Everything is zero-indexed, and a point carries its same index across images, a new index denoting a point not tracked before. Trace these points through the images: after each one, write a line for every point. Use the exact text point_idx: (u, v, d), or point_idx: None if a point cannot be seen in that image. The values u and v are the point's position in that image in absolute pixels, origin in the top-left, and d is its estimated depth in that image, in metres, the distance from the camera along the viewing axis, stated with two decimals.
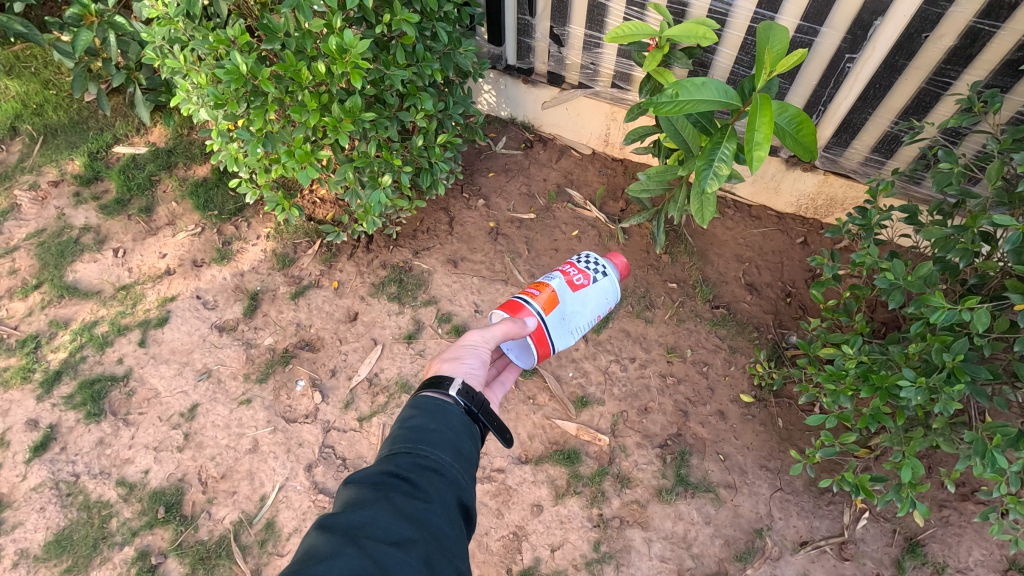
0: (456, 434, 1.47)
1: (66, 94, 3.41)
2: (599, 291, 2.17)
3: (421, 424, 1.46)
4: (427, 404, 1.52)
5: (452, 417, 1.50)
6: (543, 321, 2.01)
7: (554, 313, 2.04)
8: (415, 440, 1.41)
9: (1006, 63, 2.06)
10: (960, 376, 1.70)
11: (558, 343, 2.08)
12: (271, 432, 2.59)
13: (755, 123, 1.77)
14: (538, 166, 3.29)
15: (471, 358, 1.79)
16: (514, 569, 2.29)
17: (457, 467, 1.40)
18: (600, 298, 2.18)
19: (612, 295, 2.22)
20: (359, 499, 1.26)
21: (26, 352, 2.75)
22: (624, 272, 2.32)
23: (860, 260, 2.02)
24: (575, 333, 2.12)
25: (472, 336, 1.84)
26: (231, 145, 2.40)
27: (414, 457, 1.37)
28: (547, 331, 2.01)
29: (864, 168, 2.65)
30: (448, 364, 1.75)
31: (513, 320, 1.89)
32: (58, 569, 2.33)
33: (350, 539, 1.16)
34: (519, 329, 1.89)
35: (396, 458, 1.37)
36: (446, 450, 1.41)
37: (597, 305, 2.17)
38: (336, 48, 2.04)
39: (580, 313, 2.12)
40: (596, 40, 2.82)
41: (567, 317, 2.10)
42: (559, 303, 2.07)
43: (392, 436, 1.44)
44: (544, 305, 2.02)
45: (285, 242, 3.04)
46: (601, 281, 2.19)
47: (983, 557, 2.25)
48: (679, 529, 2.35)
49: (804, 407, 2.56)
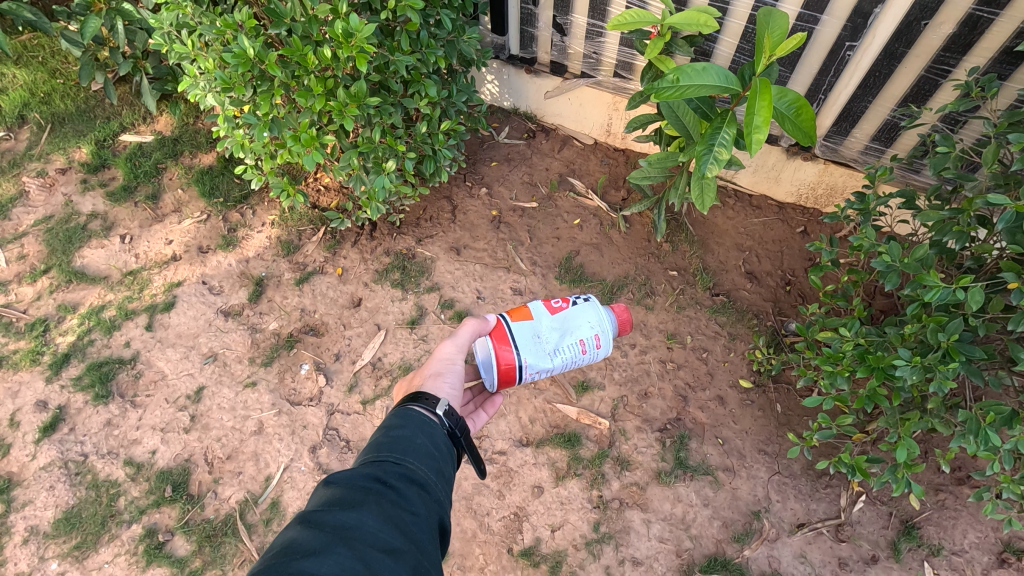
0: (439, 453, 1.46)
1: (72, 83, 3.47)
2: (583, 316, 1.93)
3: (406, 438, 1.44)
4: (412, 420, 1.51)
5: (436, 435, 1.50)
6: (507, 325, 1.87)
7: (523, 323, 1.88)
8: (400, 451, 1.39)
9: (1005, 51, 2.08)
10: (955, 356, 1.73)
11: (525, 352, 1.84)
12: (276, 415, 2.63)
13: (754, 107, 1.79)
14: (540, 155, 3.32)
15: (452, 376, 1.78)
16: (515, 549, 2.33)
17: (440, 485, 1.38)
18: (582, 322, 1.92)
19: (600, 324, 1.93)
20: (345, 499, 1.20)
21: (35, 335, 2.79)
22: (623, 312, 1.99)
23: (857, 244, 2.05)
24: (553, 354, 1.86)
25: (446, 348, 1.82)
26: (237, 131, 2.42)
27: (402, 467, 1.34)
28: (509, 331, 1.85)
29: (864, 156, 2.67)
30: (429, 381, 1.74)
31: (480, 318, 1.85)
32: (67, 546, 2.37)
33: (339, 537, 1.11)
34: (481, 325, 1.84)
35: (382, 465, 1.33)
36: (429, 466, 1.39)
37: (579, 329, 1.90)
38: (342, 32, 2.06)
39: (557, 334, 1.89)
40: (598, 29, 2.85)
41: (541, 335, 1.88)
42: (531, 316, 1.90)
43: (375, 445, 1.40)
44: (512, 312, 1.89)
45: (290, 229, 3.07)
46: (583, 305, 1.96)
47: (978, 539, 2.29)
48: (678, 511, 2.39)
49: (802, 392, 2.59)
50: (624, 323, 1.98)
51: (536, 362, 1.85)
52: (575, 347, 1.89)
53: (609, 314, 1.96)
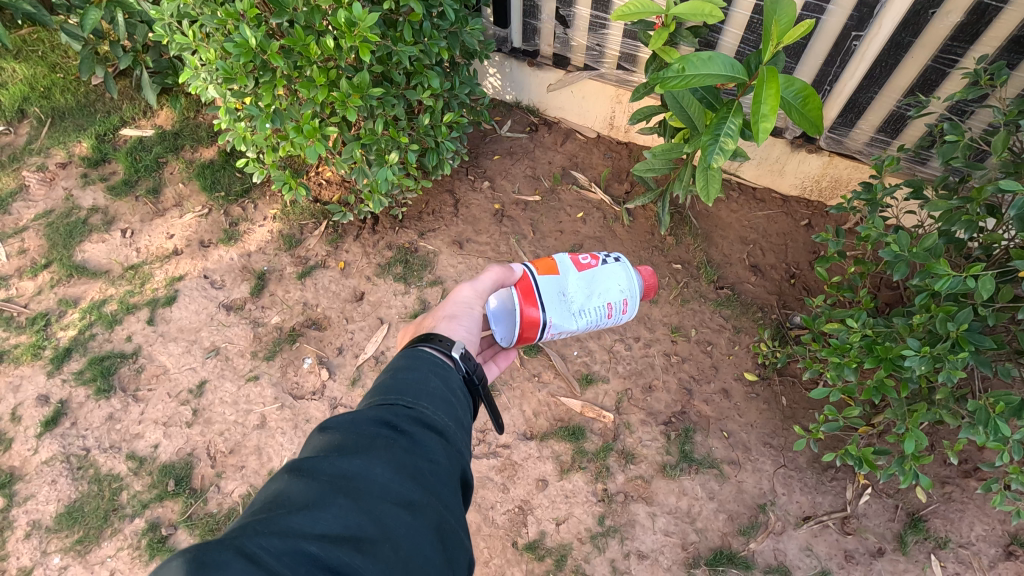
0: (454, 397, 1.39)
1: (72, 77, 3.46)
2: (614, 278, 2.00)
3: (419, 381, 1.36)
4: (425, 363, 1.43)
5: (450, 379, 1.43)
6: (535, 280, 1.90)
7: (550, 278, 1.93)
8: (412, 394, 1.32)
9: (1013, 40, 2.06)
10: (964, 345, 1.71)
11: (551, 312, 1.91)
12: (279, 409, 2.62)
13: (761, 95, 1.78)
14: (543, 149, 3.30)
15: (468, 319, 1.72)
16: (520, 543, 2.31)
17: (458, 432, 1.32)
18: (612, 286, 1.99)
19: (629, 289, 2.00)
20: (349, 446, 1.14)
21: (36, 330, 2.78)
22: (649, 277, 2.07)
23: (864, 234, 2.03)
24: (577, 315, 1.94)
25: (464, 292, 1.78)
26: (239, 123, 2.41)
27: (413, 411, 1.27)
28: (537, 287, 1.90)
29: (869, 148, 2.65)
30: (443, 322, 1.67)
31: (503, 267, 1.85)
32: (69, 540, 2.36)
33: (340, 489, 1.05)
34: (505, 273, 1.84)
35: (391, 409, 1.26)
36: (445, 412, 1.32)
37: (608, 292, 1.97)
38: (345, 21, 2.03)
39: (583, 295, 1.95)
40: (602, 21, 2.83)
41: (567, 295, 1.94)
42: (558, 272, 1.95)
43: (385, 387, 1.33)
44: (540, 267, 1.93)
45: (292, 223, 3.05)
46: (613, 266, 2.02)
47: (985, 532, 2.28)
48: (683, 504, 2.37)
49: (808, 385, 2.58)
50: (649, 287, 2.06)
51: (561, 322, 1.93)
52: (602, 310, 1.97)
53: (637, 277, 2.03)
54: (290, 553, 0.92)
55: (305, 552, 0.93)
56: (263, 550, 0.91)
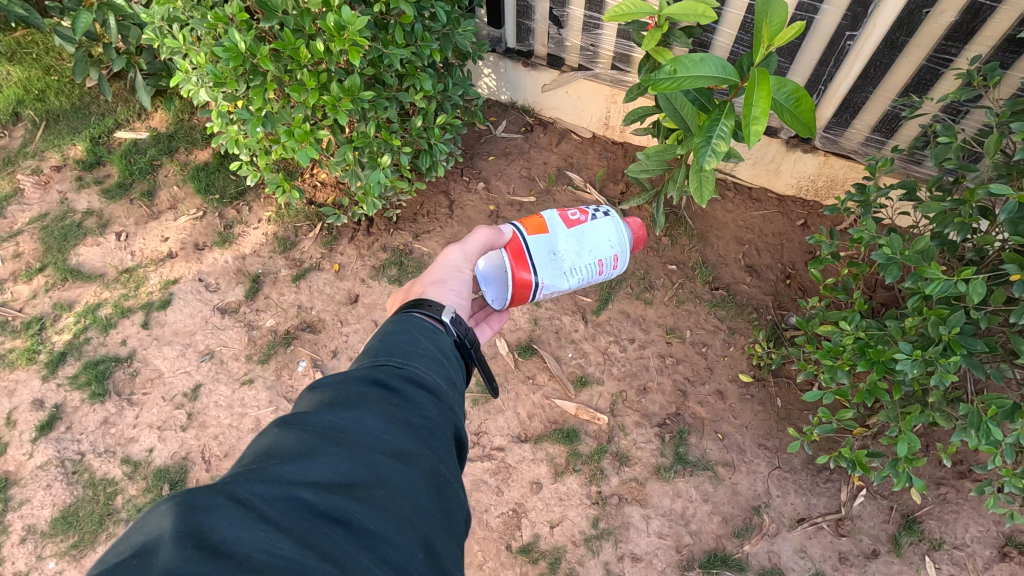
0: (447, 359, 1.35)
1: (67, 80, 3.45)
2: (604, 235, 2.00)
3: (409, 342, 1.32)
4: (415, 326, 1.39)
5: (442, 342, 1.39)
6: (524, 240, 1.89)
7: (540, 238, 1.92)
8: (404, 354, 1.27)
9: (1008, 39, 2.04)
10: (956, 349, 1.71)
11: (543, 273, 1.90)
12: (273, 412, 2.62)
13: (752, 97, 1.76)
14: (538, 149, 3.29)
15: (457, 283, 1.69)
16: (514, 546, 2.31)
17: (451, 393, 1.27)
18: (602, 242, 1.99)
19: (619, 243, 2.01)
20: (340, 398, 1.09)
21: (31, 334, 2.78)
22: (638, 230, 2.10)
23: (857, 236, 2.02)
24: (569, 274, 1.93)
25: (451, 256, 1.75)
26: (231, 127, 2.40)
27: (405, 369, 1.22)
28: (526, 248, 1.89)
29: (864, 148, 2.64)
30: (432, 288, 1.64)
31: (490, 230, 1.84)
32: (64, 545, 2.37)
33: (331, 438, 0.99)
34: (494, 235, 1.83)
35: (383, 365, 1.22)
36: (440, 372, 1.27)
37: (598, 248, 1.98)
38: (334, 25, 2.02)
39: (574, 253, 1.94)
40: (595, 21, 2.81)
41: (558, 253, 1.93)
42: (549, 232, 1.93)
43: (373, 350, 1.28)
44: (529, 226, 1.92)
45: (286, 225, 3.05)
46: (603, 221, 2.01)
47: (979, 533, 2.27)
48: (677, 506, 2.37)
49: (803, 386, 2.57)
50: (639, 240, 2.09)
51: (553, 283, 1.93)
52: (592, 267, 1.97)
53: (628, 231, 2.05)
54: (283, 499, 0.88)
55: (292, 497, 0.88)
56: (256, 497, 0.86)
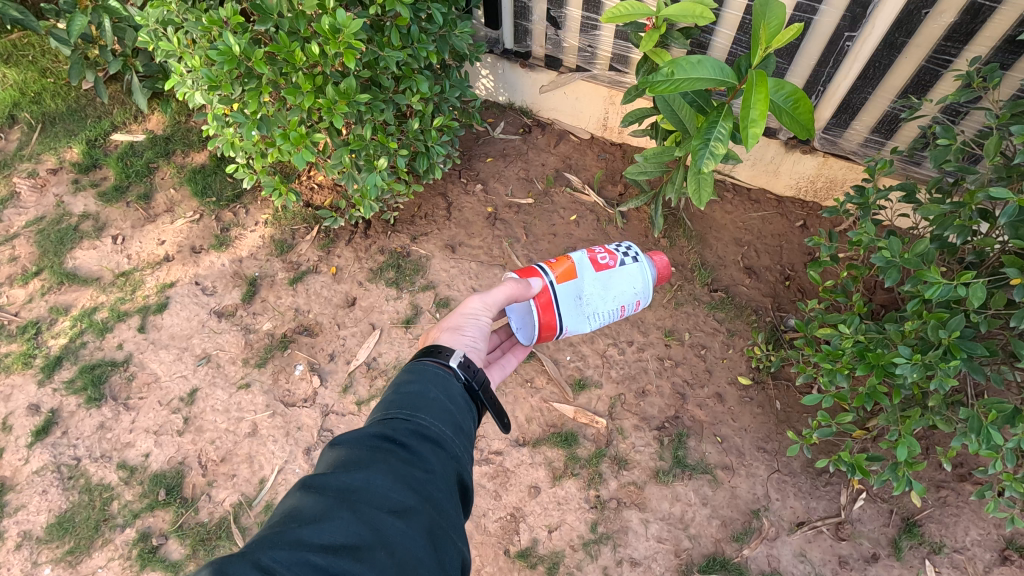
0: (456, 404, 1.46)
1: (63, 82, 3.43)
2: (629, 281, 2.06)
3: (419, 391, 1.43)
4: (427, 372, 1.50)
5: (451, 386, 1.49)
6: (552, 288, 1.96)
7: (567, 284, 1.98)
8: (413, 405, 1.39)
9: (1008, 40, 2.03)
10: (956, 353, 1.70)
11: (567, 318, 1.98)
12: (271, 416, 2.61)
13: (750, 100, 1.75)
14: (536, 151, 3.27)
15: (472, 329, 1.75)
16: (512, 550, 2.30)
17: (457, 440, 1.38)
18: (627, 288, 2.05)
19: (642, 289, 2.07)
20: (353, 459, 1.22)
21: (27, 338, 2.77)
22: (662, 268, 2.16)
23: (856, 239, 2.01)
24: (591, 318, 2.02)
25: (473, 303, 1.79)
26: (227, 130, 2.39)
27: (412, 423, 1.34)
28: (554, 295, 1.95)
29: (864, 149, 2.62)
30: (447, 334, 1.72)
31: (518, 282, 1.86)
32: (60, 551, 2.36)
33: (343, 502, 1.13)
34: (521, 289, 1.86)
35: (393, 420, 1.34)
36: (446, 420, 1.39)
37: (622, 294, 2.04)
38: (329, 28, 2.01)
39: (599, 298, 2.01)
40: (593, 22, 2.79)
41: (584, 298, 2.00)
42: (576, 278, 1.99)
43: (386, 401, 1.41)
44: (558, 271, 1.97)
45: (283, 228, 3.03)
46: (630, 267, 2.06)
47: (980, 537, 2.26)
48: (676, 510, 2.36)
49: (802, 389, 2.56)
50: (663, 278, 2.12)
51: (575, 327, 2.02)
52: (614, 312, 2.04)
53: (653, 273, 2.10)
54: (298, 563, 1.01)
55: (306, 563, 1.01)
56: (275, 563, 1.00)
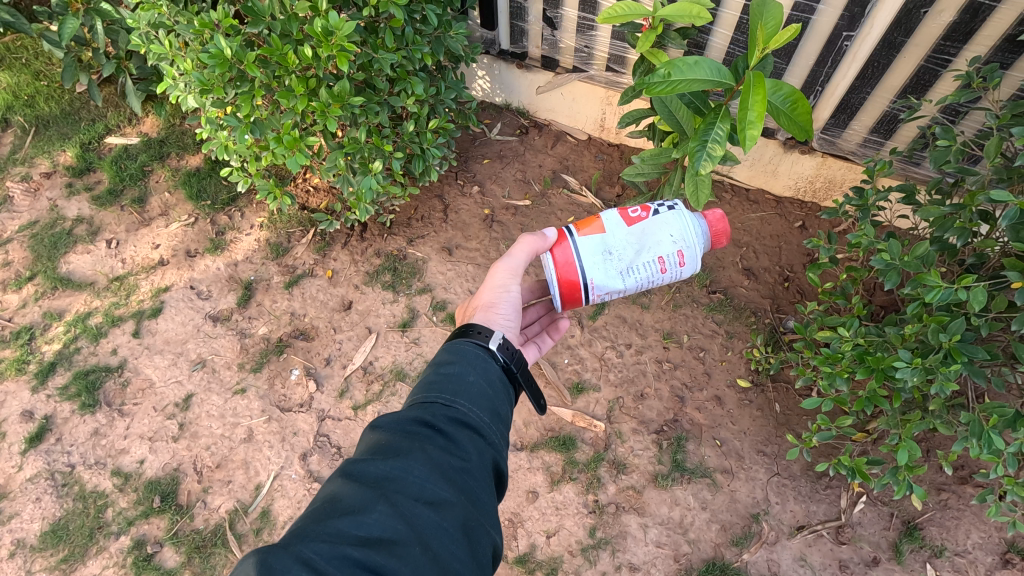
0: (494, 392, 1.44)
1: (57, 85, 3.40)
2: (664, 229, 1.74)
3: (457, 376, 1.43)
4: (465, 356, 1.49)
5: (490, 371, 1.48)
6: (574, 242, 1.74)
7: (592, 236, 1.74)
8: (451, 392, 1.38)
9: (1007, 39, 2.01)
10: (956, 357, 1.68)
11: (593, 272, 1.73)
12: (266, 421, 2.59)
13: (747, 102, 1.73)
14: (534, 152, 3.25)
15: (506, 306, 1.77)
16: (510, 556, 2.29)
17: (493, 427, 1.38)
18: (663, 236, 1.73)
19: (684, 238, 1.73)
20: (391, 448, 1.23)
21: (21, 344, 2.75)
22: (719, 223, 1.80)
23: (856, 241, 1.99)
24: (624, 273, 1.73)
25: (499, 274, 1.79)
26: (220, 133, 2.37)
27: (450, 411, 1.34)
28: (575, 249, 1.73)
29: (862, 149, 2.60)
30: (482, 314, 1.74)
31: (534, 235, 1.74)
32: (54, 559, 2.34)
33: (381, 493, 1.13)
34: (538, 243, 1.73)
35: (430, 408, 1.34)
36: (482, 408, 1.38)
37: (659, 244, 1.73)
38: (322, 30, 1.99)
39: (631, 250, 1.73)
40: (590, 22, 2.77)
41: (613, 251, 1.73)
42: (603, 230, 1.75)
43: (425, 383, 1.41)
44: (580, 225, 1.76)
45: (279, 231, 3.01)
46: (665, 215, 1.75)
47: (981, 540, 2.25)
48: (675, 514, 2.34)
49: (801, 391, 2.54)
50: (717, 233, 1.79)
51: (605, 283, 1.74)
52: (652, 265, 1.73)
53: (699, 225, 1.77)
54: (338, 557, 1.01)
55: (344, 556, 1.01)
56: (317, 555, 1.00)
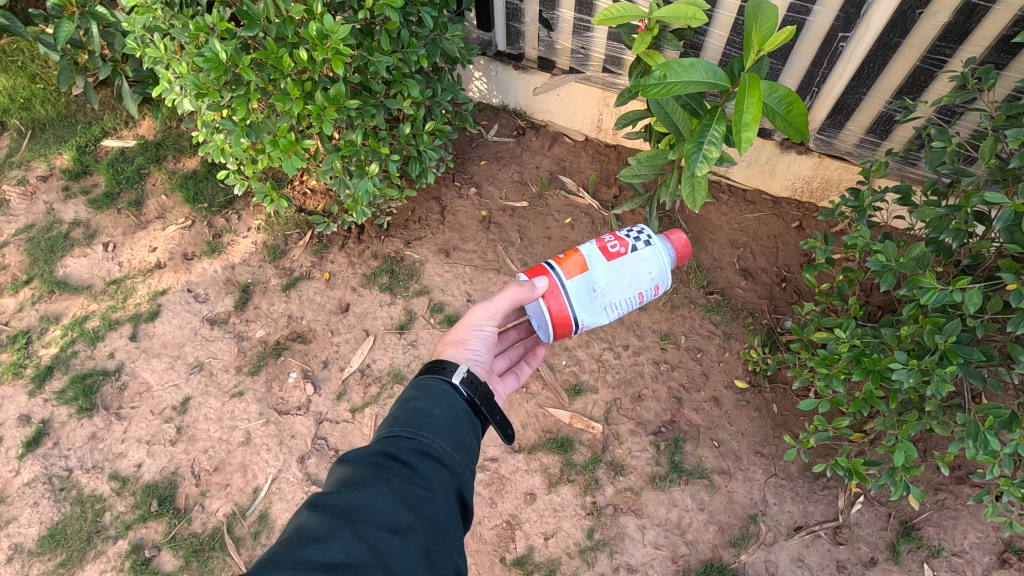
0: (460, 424, 1.46)
1: (53, 88, 3.38)
2: (643, 265, 1.87)
3: (423, 409, 1.45)
4: (431, 389, 1.51)
5: (456, 405, 1.50)
6: (561, 285, 1.81)
7: (577, 277, 1.82)
8: (417, 424, 1.40)
9: (1002, 40, 2.02)
10: (952, 358, 1.69)
11: (581, 311, 1.83)
12: (264, 424, 2.58)
13: (743, 104, 1.72)
14: (531, 153, 3.25)
15: (476, 343, 1.78)
16: (507, 558, 2.29)
17: (458, 457, 1.39)
18: (643, 272, 1.86)
19: (659, 273, 1.88)
20: (356, 480, 1.25)
21: (17, 348, 2.74)
22: (682, 247, 1.96)
23: (852, 242, 1.99)
24: (608, 308, 1.84)
25: (477, 313, 1.79)
26: (216, 136, 2.38)
27: (415, 442, 1.36)
28: (564, 292, 1.81)
29: (858, 149, 2.60)
30: (452, 348, 1.75)
31: (519, 286, 1.75)
32: (52, 563, 2.34)
33: (346, 521, 1.15)
34: (523, 294, 1.74)
35: (396, 440, 1.36)
36: (447, 439, 1.40)
37: (637, 280, 1.85)
38: (316, 33, 1.98)
39: (614, 285, 1.83)
40: (586, 23, 2.77)
41: (598, 288, 1.83)
42: (586, 269, 1.83)
43: (392, 417, 1.43)
44: (565, 266, 1.83)
45: (276, 234, 3.01)
46: (643, 251, 1.88)
47: (979, 540, 2.25)
48: (673, 516, 2.35)
49: (799, 392, 2.54)
50: (682, 256, 1.95)
51: (592, 318, 1.85)
52: (631, 298, 1.86)
53: (671, 255, 1.93)
54: None
55: None
56: None
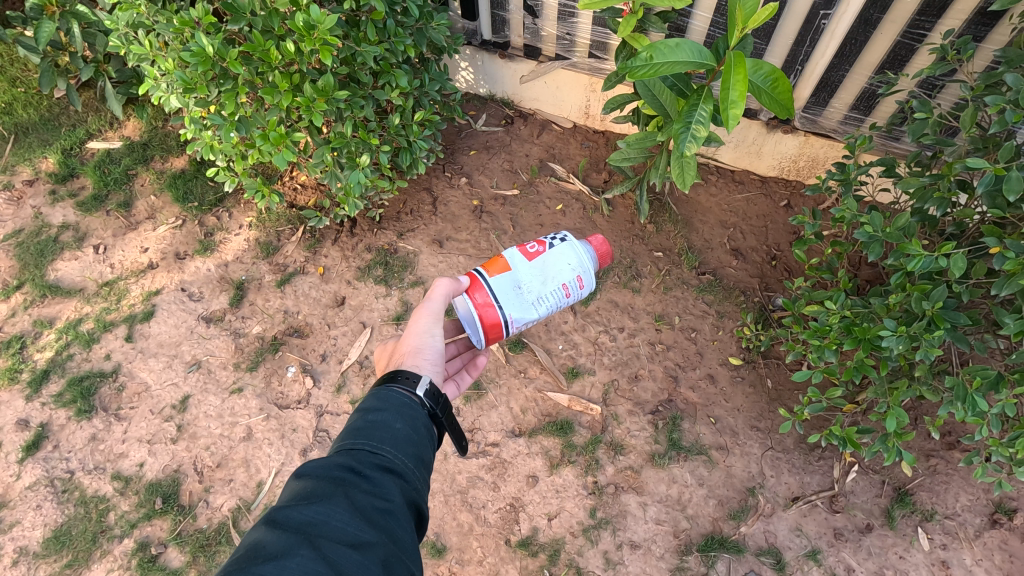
0: (420, 439, 1.48)
1: (35, 91, 3.34)
2: (563, 260, 1.91)
3: (384, 422, 1.45)
4: (394, 401, 1.52)
5: (418, 418, 1.51)
6: (485, 280, 1.85)
7: (502, 276, 1.87)
8: (377, 438, 1.41)
9: (980, 12, 2.06)
10: (939, 323, 1.73)
11: (510, 307, 1.84)
12: (265, 419, 2.59)
13: (729, 81, 1.74)
14: (520, 142, 3.26)
15: (432, 351, 1.74)
16: (512, 540, 2.32)
17: (418, 470, 1.42)
18: (563, 265, 1.90)
19: (580, 264, 1.92)
20: (314, 493, 1.24)
21: (11, 353, 2.72)
22: (602, 246, 2.02)
23: (839, 215, 2.02)
24: (536, 303, 1.87)
25: (423, 321, 1.77)
26: (205, 133, 2.37)
27: (376, 456, 1.37)
28: (489, 286, 1.85)
29: (844, 126, 2.64)
30: (409, 359, 1.70)
31: (451, 279, 1.83)
32: (58, 565, 2.34)
33: (305, 537, 1.15)
34: (455, 285, 1.83)
35: (356, 454, 1.36)
36: (408, 453, 1.42)
37: (561, 273, 1.89)
38: (303, 25, 1.98)
39: (539, 280, 1.87)
40: (570, 9, 2.79)
41: (523, 285, 1.86)
42: (509, 267, 1.87)
43: (351, 429, 1.43)
44: (488, 266, 1.88)
45: (268, 230, 3.00)
46: (560, 247, 1.92)
47: (970, 502, 2.32)
48: (673, 492, 2.39)
49: (792, 366, 2.59)
50: (603, 255, 2.01)
51: (522, 315, 1.86)
52: (557, 292, 1.89)
53: (586, 250, 1.96)
54: None
55: None
56: None
